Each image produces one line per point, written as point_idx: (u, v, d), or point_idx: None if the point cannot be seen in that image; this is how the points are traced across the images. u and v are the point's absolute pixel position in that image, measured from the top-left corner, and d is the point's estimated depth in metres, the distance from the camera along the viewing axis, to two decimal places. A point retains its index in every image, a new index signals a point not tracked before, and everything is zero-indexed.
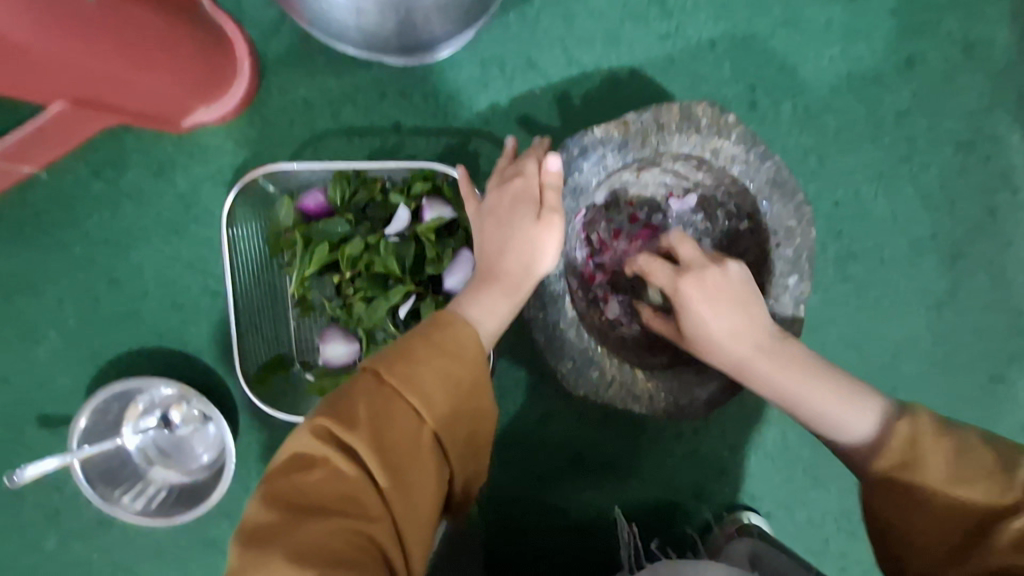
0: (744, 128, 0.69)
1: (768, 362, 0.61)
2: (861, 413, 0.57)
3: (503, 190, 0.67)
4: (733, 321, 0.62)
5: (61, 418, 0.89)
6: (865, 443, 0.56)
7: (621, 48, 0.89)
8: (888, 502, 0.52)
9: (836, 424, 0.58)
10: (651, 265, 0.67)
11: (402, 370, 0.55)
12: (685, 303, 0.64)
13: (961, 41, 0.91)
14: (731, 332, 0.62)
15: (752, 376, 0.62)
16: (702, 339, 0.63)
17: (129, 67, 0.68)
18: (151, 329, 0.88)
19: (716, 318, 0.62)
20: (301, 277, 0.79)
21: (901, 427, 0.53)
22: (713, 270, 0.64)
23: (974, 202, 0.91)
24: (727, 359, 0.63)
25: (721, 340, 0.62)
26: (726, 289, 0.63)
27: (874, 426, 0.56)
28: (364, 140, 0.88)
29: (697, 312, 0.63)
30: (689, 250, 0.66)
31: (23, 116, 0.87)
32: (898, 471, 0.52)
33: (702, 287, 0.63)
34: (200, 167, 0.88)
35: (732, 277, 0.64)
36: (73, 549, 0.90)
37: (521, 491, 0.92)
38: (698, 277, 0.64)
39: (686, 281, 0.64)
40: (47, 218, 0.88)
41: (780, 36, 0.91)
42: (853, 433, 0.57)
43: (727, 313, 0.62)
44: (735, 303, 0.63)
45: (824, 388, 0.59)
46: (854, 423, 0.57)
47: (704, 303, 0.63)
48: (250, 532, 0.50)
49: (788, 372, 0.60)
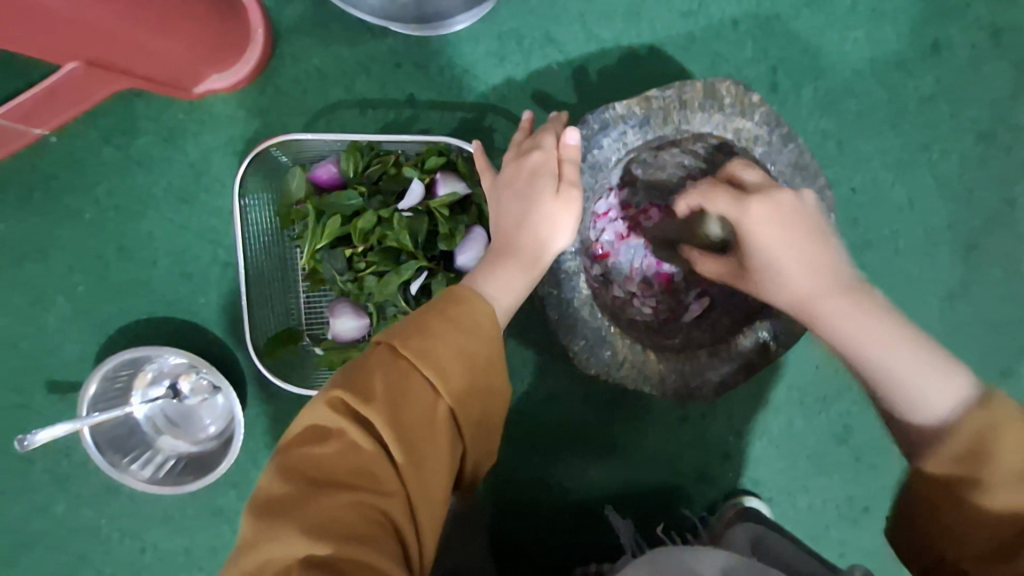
0: (768, 108, 0.68)
1: (845, 302, 0.56)
2: (940, 378, 0.52)
3: (520, 163, 0.66)
4: (813, 261, 0.58)
5: (70, 385, 0.89)
6: (939, 413, 0.51)
7: (641, 24, 0.87)
8: (940, 491, 0.49)
9: (903, 386, 0.53)
10: (709, 198, 0.61)
11: (417, 344, 0.55)
12: (756, 237, 0.59)
13: (989, 27, 0.89)
14: (810, 267, 0.58)
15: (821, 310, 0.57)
16: (767, 271, 0.59)
17: (143, 29, 0.67)
18: (160, 299, 0.88)
19: (791, 253, 0.58)
20: (312, 249, 0.78)
21: (978, 413, 0.49)
22: (788, 198, 0.59)
23: (992, 193, 0.90)
24: (800, 292, 0.58)
25: (802, 270, 0.58)
26: (802, 222, 0.59)
27: (951, 394, 0.51)
28: (377, 112, 0.87)
29: (772, 243, 0.58)
30: (756, 181, 0.61)
31: (33, 77, 0.86)
32: (960, 462, 0.48)
33: (784, 224, 0.58)
34: (211, 136, 0.87)
35: (810, 209, 0.60)
36: (80, 514, 0.90)
37: (526, 470, 0.92)
38: (770, 199, 0.59)
39: (755, 210, 0.59)
40: (56, 183, 0.87)
41: (804, 17, 0.89)
42: (928, 397, 0.52)
43: (806, 249, 0.58)
44: (819, 241, 0.59)
45: (907, 346, 0.54)
46: (930, 387, 0.52)
47: (782, 234, 0.58)
48: (263, 504, 0.50)
49: (869, 312, 0.56)
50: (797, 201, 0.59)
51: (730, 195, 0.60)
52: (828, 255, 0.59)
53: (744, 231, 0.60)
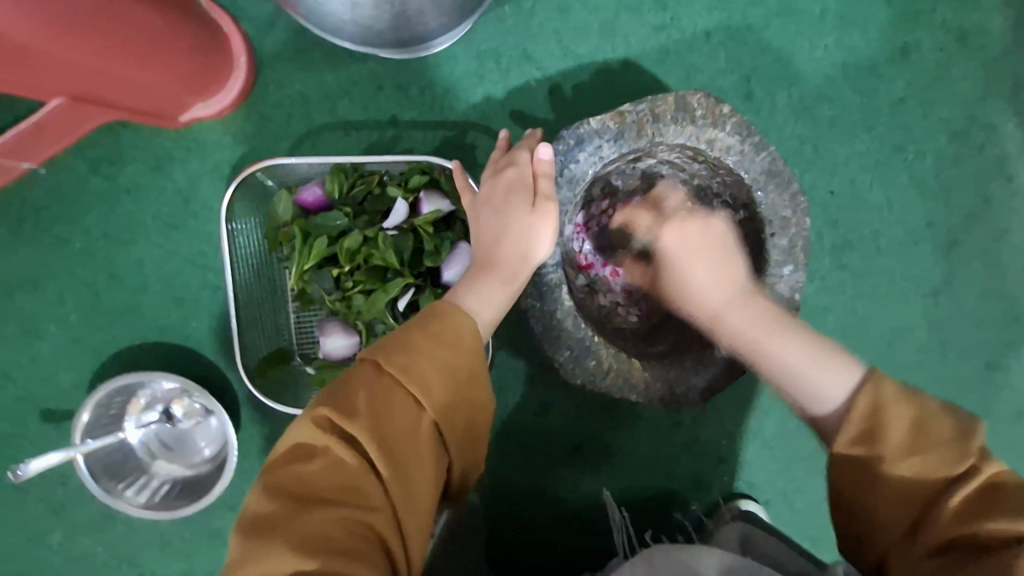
0: (739, 118, 0.69)
1: (742, 316, 0.61)
2: (831, 372, 0.55)
3: (497, 180, 0.68)
4: (714, 270, 0.65)
5: (64, 413, 0.90)
6: (828, 403, 0.54)
7: (616, 39, 0.90)
8: (857, 474, 0.51)
9: (805, 378, 0.55)
10: (636, 217, 0.75)
11: (400, 361, 0.56)
12: (666, 254, 0.70)
13: (955, 30, 0.92)
14: (716, 282, 0.64)
15: (725, 325, 0.62)
16: (680, 288, 0.67)
17: (124, 63, 0.68)
18: (152, 324, 0.89)
19: (709, 274, 0.65)
20: (300, 271, 0.80)
21: (862, 395, 0.52)
22: (696, 224, 0.69)
23: (968, 191, 0.92)
24: (705, 306, 0.65)
25: (705, 287, 0.65)
26: (706, 240, 0.67)
27: (841, 383, 0.54)
28: (361, 134, 0.89)
29: (689, 263, 0.67)
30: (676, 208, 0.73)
31: (21, 112, 0.87)
32: (859, 440, 0.51)
33: (701, 241, 0.67)
34: (199, 162, 0.89)
35: (720, 233, 0.68)
36: (78, 542, 0.91)
37: (521, 482, 0.93)
38: (681, 227, 0.69)
39: (670, 236, 0.69)
40: (47, 214, 0.89)
41: (775, 27, 0.91)
42: (818, 385, 0.54)
43: (723, 267, 0.65)
44: (728, 257, 0.66)
45: (792, 340, 0.58)
46: (825, 378, 0.54)
47: (681, 250, 0.68)
48: (252, 521, 0.51)
49: (775, 325, 0.59)
50: (706, 226, 0.68)
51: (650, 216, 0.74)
52: (737, 268, 0.65)
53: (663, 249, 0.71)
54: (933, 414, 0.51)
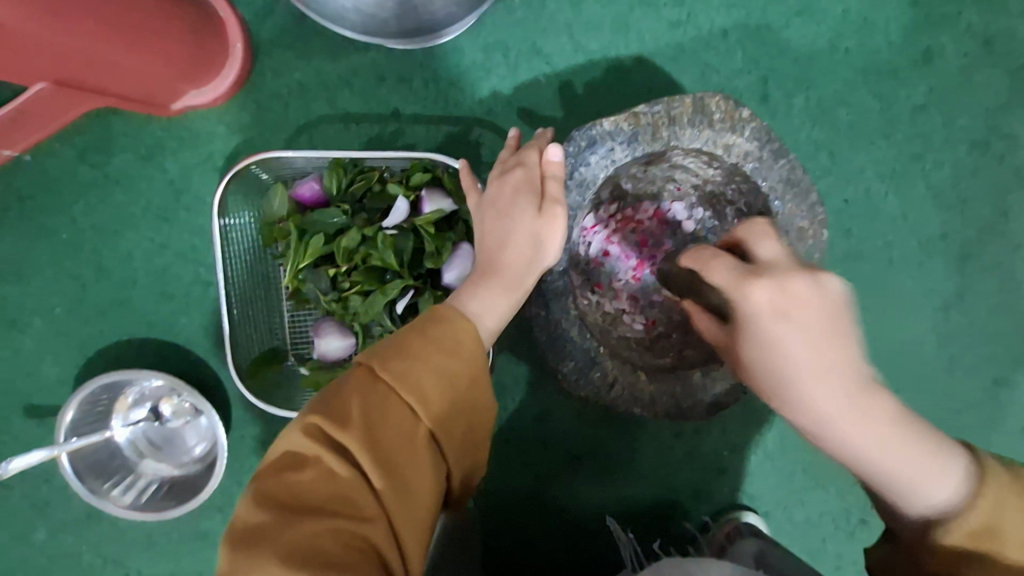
0: (759, 123, 0.67)
1: (855, 418, 0.44)
2: (943, 475, 0.45)
3: (504, 180, 0.65)
4: (815, 354, 0.44)
5: (48, 409, 0.87)
6: (946, 510, 0.45)
7: (630, 35, 0.86)
8: (959, 574, 0.44)
9: (914, 489, 0.45)
10: (714, 267, 0.49)
11: (396, 367, 0.53)
12: (763, 332, 0.46)
13: (980, 34, 0.88)
14: (828, 374, 0.44)
15: (838, 434, 0.44)
16: (772, 376, 0.46)
17: (112, 48, 0.65)
18: (140, 320, 0.86)
19: (798, 344, 0.45)
20: (295, 269, 0.77)
21: (979, 498, 0.44)
22: (804, 285, 0.45)
23: (985, 202, 0.89)
24: (807, 408, 0.45)
25: (806, 377, 0.45)
26: (830, 318, 0.45)
27: (951, 488, 0.45)
28: (361, 127, 0.85)
29: (774, 339, 0.45)
30: (774, 257, 0.48)
31: (7, 95, 0.84)
32: (972, 539, 0.44)
33: (789, 312, 0.45)
34: (191, 153, 0.85)
35: (830, 296, 0.45)
36: (62, 541, 0.88)
37: (520, 489, 0.90)
38: (784, 291, 0.45)
39: (760, 293, 0.46)
40: (32, 203, 0.85)
41: (794, 26, 0.88)
42: (929, 492, 0.45)
43: (825, 346, 0.45)
44: (835, 336, 0.45)
45: (912, 442, 0.45)
46: (931, 484, 0.45)
47: (794, 330, 0.45)
48: (240, 533, 0.49)
49: (890, 422, 0.44)
50: (814, 287, 0.45)
51: (737, 266, 0.48)
52: (847, 352, 0.45)
53: (740, 311, 0.47)
54: None
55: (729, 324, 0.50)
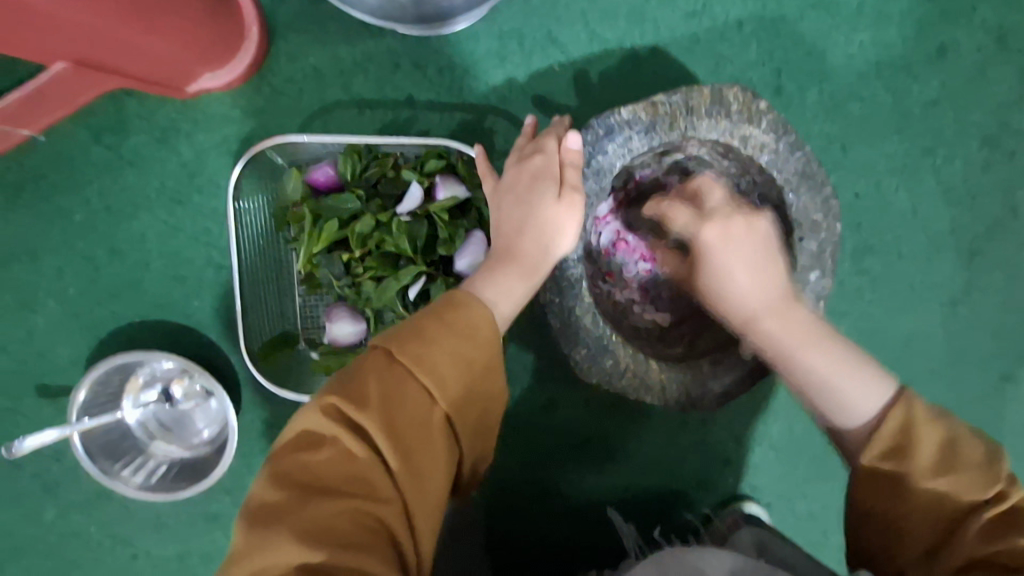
0: (775, 115, 0.67)
1: (778, 323, 0.58)
2: (859, 382, 0.53)
3: (522, 167, 0.66)
4: (756, 275, 0.60)
5: (60, 389, 0.87)
6: (866, 416, 0.52)
7: (645, 25, 0.86)
8: (875, 486, 0.50)
9: (836, 393, 0.53)
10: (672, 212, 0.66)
11: (413, 350, 0.54)
12: (710, 261, 0.62)
13: (995, 31, 0.88)
14: (757, 282, 0.60)
15: (764, 329, 0.59)
16: (716, 290, 0.62)
17: (131, 29, 0.65)
18: (152, 302, 0.86)
19: (740, 269, 0.60)
20: (309, 254, 0.77)
21: (892, 416, 0.50)
22: (741, 222, 0.62)
23: (995, 199, 0.89)
24: (743, 306, 0.60)
25: (739, 288, 0.60)
26: (755, 239, 0.61)
27: (874, 400, 0.52)
28: (375, 113, 0.85)
29: (723, 265, 0.61)
30: (723, 202, 0.64)
31: (20, 73, 0.83)
32: (889, 458, 0.50)
33: (743, 241, 0.61)
34: (205, 136, 0.85)
35: (762, 234, 0.62)
36: (71, 520, 0.89)
37: (526, 476, 0.91)
38: (726, 225, 0.62)
39: (710, 230, 0.62)
40: (45, 183, 0.85)
41: (810, 19, 0.88)
42: (855, 403, 0.52)
43: (767, 270, 0.60)
44: (771, 261, 0.60)
45: (836, 356, 0.55)
46: (854, 391, 0.53)
47: (730, 253, 0.61)
48: (257, 510, 0.49)
49: (821, 340, 0.56)
50: (752, 223, 0.62)
51: (690, 212, 0.64)
52: (773, 274, 0.60)
53: (698, 244, 0.63)
54: (964, 437, 0.49)
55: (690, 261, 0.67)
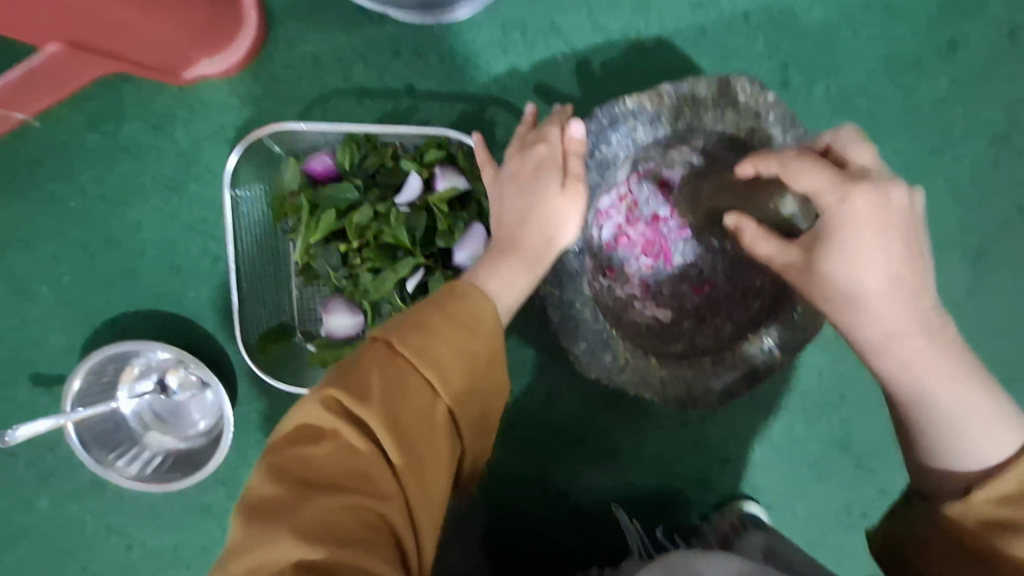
0: (784, 108, 0.66)
1: (921, 343, 0.50)
2: (993, 430, 0.48)
3: (525, 156, 0.64)
4: (895, 272, 0.50)
5: (54, 377, 0.86)
6: (986, 463, 0.47)
7: (650, 16, 0.85)
8: (990, 527, 0.45)
9: (960, 440, 0.48)
10: (805, 172, 0.52)
11: (414, 341, 0.53)
12: (851, 241, 0.51)
13: (1007, 26, 0.87)
14: (901, 284, 0.50)
15: (902, 349, 0.50)
16: (847, 294, 0.51)
17: (126, 10, 0.64)
18: (148, 291, 0.85)
19: (874, 256, 0.50)
20: (305, 244, 0.76)
21: (1022, 469, 0.46)
22: (902, 195, 0.51)
23: (1004, 198, 0.88)
24: (879, 324, 0.50)
25: (881, 286, 0.50)
26: (913, 227, 0.51)
27: (1003, 450, 0.47)
28: (375, 102, 0.84)
29: (858, 253, 0.51)
30: (867, 165, 0.53)
31: (16, 58, 0.82)
32: (1010, 505, 0.45)
33: (883, 225, 0.50)
34: (202, 124, 0.84)
35: (908, 216, 0.51)
36: (66, 509, 0.88)
37: (524, 472, 0.90)
38: (879, 203, 0.50)
39: (860, 202, 0.50)
40: (41, 169, 0.84)
41: (818, 12, 0.86)
42: (982, 447, 0.48)
43: (909, 270, 0.51)
44: (917, 258, 0.51)
45: (968, 394, 0.49)
46: (981, 439, 0.48)
47: (870, 231, 0.50)
48: (255, 505, 0.48)
49: (947, 365, 0.50)
50: (908, 201, 0.51)
51: (830, 175, 0.51)
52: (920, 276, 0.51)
53: (831, 216, 0.51)
54: None
55: (815, 238, 0.53)
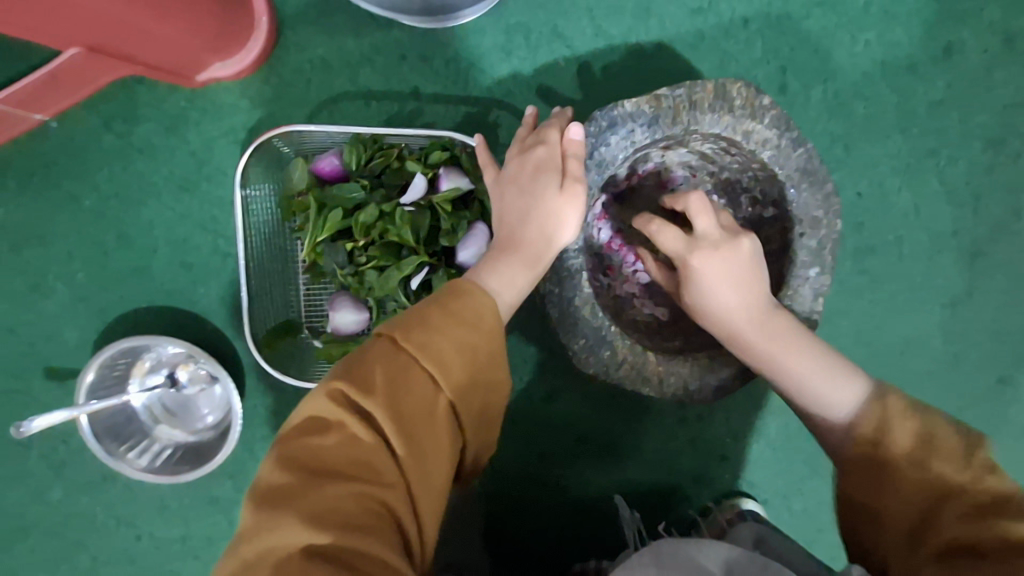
0: (778, 111, 0.67)
1: (759, 331, 0.60)
2: (840, 382, 0.58)
3: (525, 158, 0.66)
4: (738, 287, 0.62)
5: (67, 371, 0.89)
6: (846, 411, 0.57)
7: (650, 20, 0.87)
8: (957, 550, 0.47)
9: (821, 392, 0.58)
10: (659, 232, 0.64)
11: (418, 337, 0.55)
12: (699, 275, 0.62)
13: (1002, 31, 0.88)
14: (743, 297, 0.61)
15: (747, 341, 0.61)
16: (703, 309, 0.64)
17: (144, 16, 0.66)
18: (159, 288, 0.88)
19: (723, 286, 0.61)
20: (313, 242, 0.78)
21: (955, 460, 0.49)
22: (733, 245, 0.62)
23: (999, 200, 0.89)
24: (724, 324, 0.63)
25: (722, 313, 0.62)
26: (733, 262, 0.62)
27: (849, 396, 0.57)
28: (381, 105, 0.86)
29: (711, 277, 0.62)
30: (707, 225, 0.63)
31: (34, 61, 0.85)
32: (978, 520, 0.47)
33: (722, 258, 0.62)
34: (214, 125, 0.86)
35: (747, 254, 0.62)
36: (77, 500, 0.91)
37: (524, 468, 0.92)
38: (718, 252, 0.62)
39: (702, 250, 0.62)
40: (56, 169, 0.87)
41: (816, 17, 0.88)
42: (830, 398, 0.57)
43: (743, 287, 0.62)
44: (752, 274, 0.62)
45: (815, 360, 0.59)
46: (830, 391, 0.58)
47: (716, 268, 0.62)
48: (265, 493, 0.50)
49: (798, 348, 0.60)
50: (737, 245, 0.62)
51: (679, 234, 0.63)
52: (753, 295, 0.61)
53: (690, 264, 0.63)
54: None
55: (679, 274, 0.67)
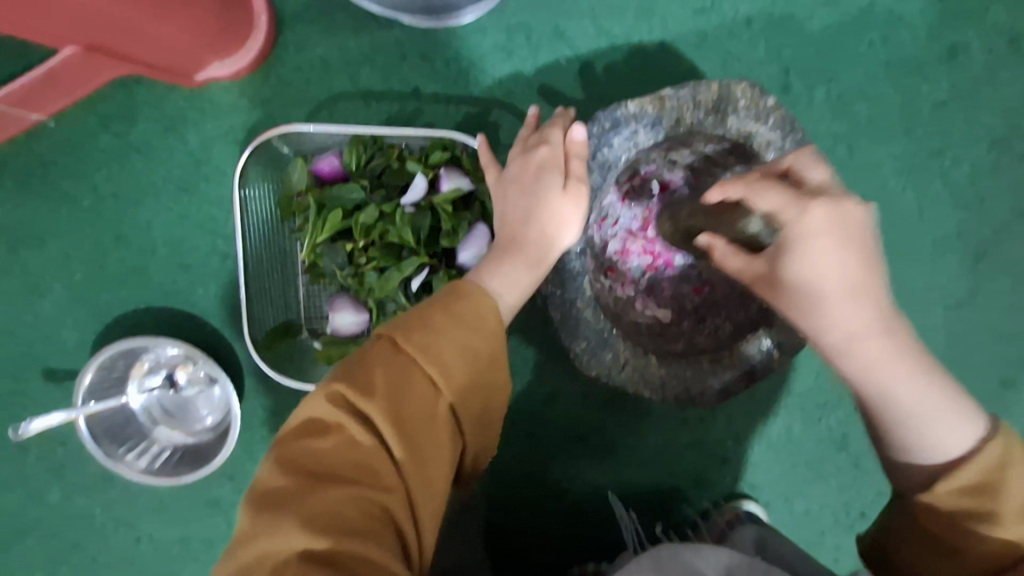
0: (783, 113, 0.67)
1: (885, 341, 0.52)
2: (955, 422, 0.51)
3: (527, 158, 0.66)
4: (858, 280, 0.52)
5: (66, 372, 0.88)
6: (947, 459, 0.50)
7: (653, 20, 0.86)
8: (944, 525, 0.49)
9: (924, 428, 0.51)
10: (754, 194, 0.54)
11: (418, 339, 0.54)
12: (812, 253, 0.52)
13: (1007, 32, 0.88)
14: (859, 294, 0.52)
15: (859, 350, 0.52)
16: (810, 296, 0.53)
17: (141, 15, 0.65)
18: (158, 289, 0.87)
19: (834, 266, 0.52)
20: (312, 244, 0.77)
21: (991, 452, 0.50)
22: (856, 207, 0.52)
23: (1002, 202, 0.89)
24: (841, 325, 0.52)
25: (840, 300, 0.52)
26: (858, 231, 0.52)
27: (965, 440, 0.50)
28: (382, 104, 0.86)
29: (822, 261, 0.52)
30: (822, 184, 0.55)
31: (32, 60, 0.84)
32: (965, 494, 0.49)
33: (841, 231, 0.52)
34: (212, 124, 0.86)
35: (863, 221, 0.53)
36: (76, 502, 0.90)
37: (526, 469, 0.92)
38: (840, 209, 0.52)
39: (817, 215, 0.52)
40: (54, 169, 0.86)
41: (819, 17, 0.87)
42: (940, 438, 0.51)
43: (866, 284, 0.52)
44: (865, 260, 0.52)
45: (923, 383, 0.52)
46: (947, 432, 0.51)
47: (831, 243, 0.52)
48: (263, 496, 0.50)
49: (911, 369, 0.51)
50: (863, 209, 0.53)
51: (787, 193, 0.53)
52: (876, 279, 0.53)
53: (792, 233, 0.53)
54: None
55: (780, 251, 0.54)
